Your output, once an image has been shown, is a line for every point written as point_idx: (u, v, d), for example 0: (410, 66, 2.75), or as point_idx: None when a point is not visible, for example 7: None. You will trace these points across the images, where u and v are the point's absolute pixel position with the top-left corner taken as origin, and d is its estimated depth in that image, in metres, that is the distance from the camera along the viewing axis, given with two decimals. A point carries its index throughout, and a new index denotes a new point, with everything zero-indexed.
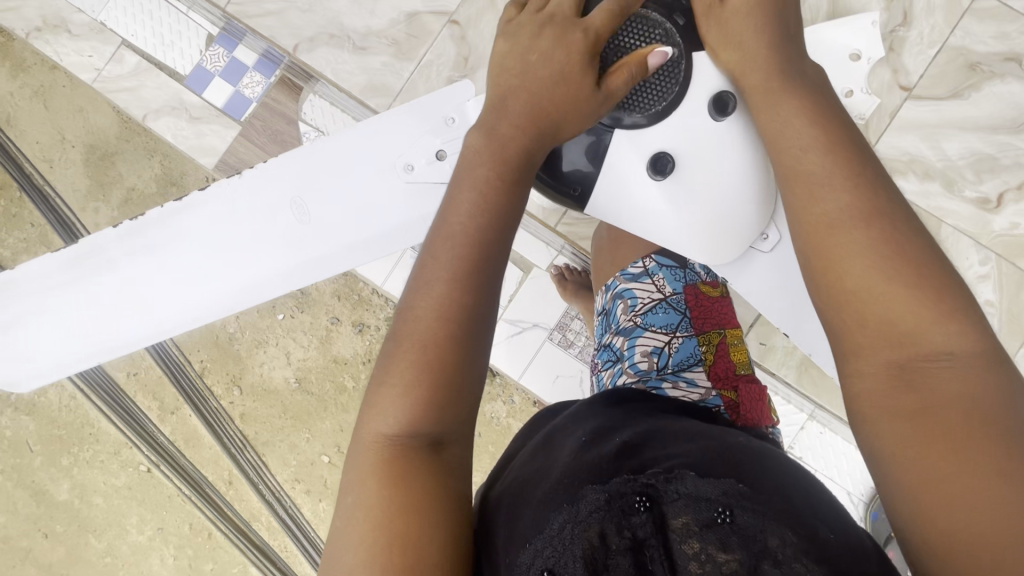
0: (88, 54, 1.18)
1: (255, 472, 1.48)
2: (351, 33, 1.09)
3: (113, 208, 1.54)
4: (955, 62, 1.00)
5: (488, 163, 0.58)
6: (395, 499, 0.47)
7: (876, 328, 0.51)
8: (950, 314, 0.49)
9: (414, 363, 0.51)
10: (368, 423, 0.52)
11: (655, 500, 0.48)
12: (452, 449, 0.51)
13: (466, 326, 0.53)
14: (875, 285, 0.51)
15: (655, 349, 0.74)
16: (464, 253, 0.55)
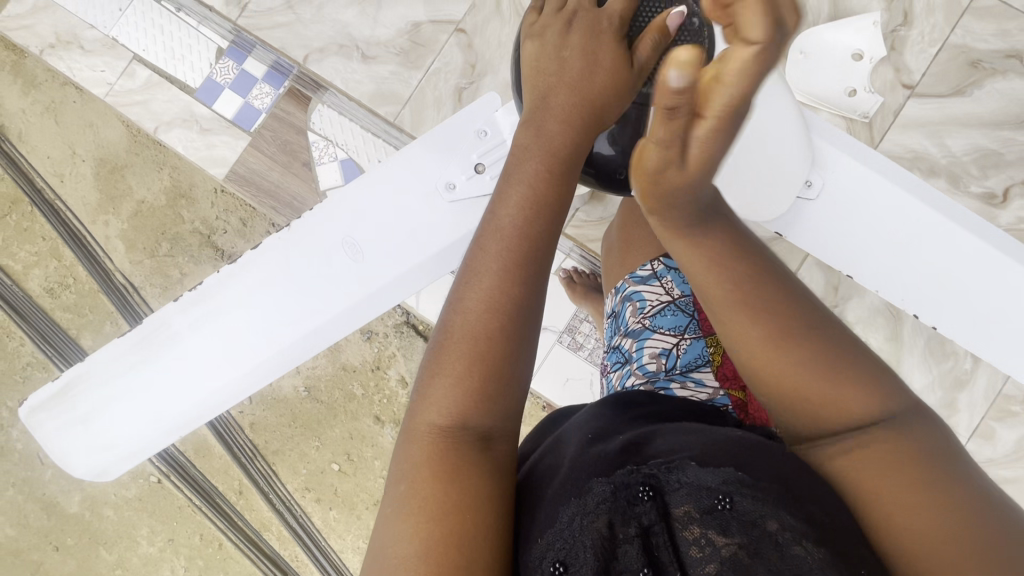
0: (100, 69, 1.21)
1: (266, 481, 1.48)
2: (359, 43, 1.11)
3: (123, 220, 1.55)
4: (957, 60, 1.01)
5: (537, 155, 0.58)
6: (449, 495, 0.47)
7: (782, 382, 0.51)
8: (839, 362, 0.50)
9: (468, 354, 0.51)
10: (419, 413, 0.51)
11: (658, 490, 0.48)
12: (500, 444, 0.51)
13: (518, 319, 0.53)
14: (771, 347, 0.51)
15: (663, 350, 0.75)
16: (515, 247, 0.54)
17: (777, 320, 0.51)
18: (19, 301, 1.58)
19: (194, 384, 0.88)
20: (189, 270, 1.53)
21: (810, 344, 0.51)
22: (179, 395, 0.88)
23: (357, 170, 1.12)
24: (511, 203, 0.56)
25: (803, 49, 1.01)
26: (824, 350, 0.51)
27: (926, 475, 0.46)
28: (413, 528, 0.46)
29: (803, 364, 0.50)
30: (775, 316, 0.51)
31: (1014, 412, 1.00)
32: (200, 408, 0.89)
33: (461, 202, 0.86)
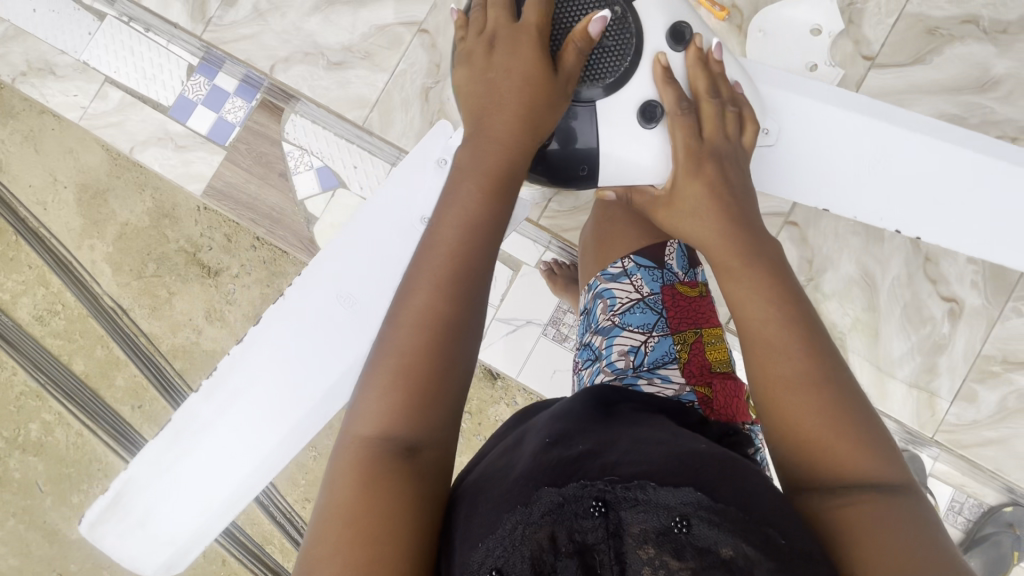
0: (73, 93, 1.21)
1: (266, 494, 1.48)
2: (325, 50, 1.12)
3: (108, 243, 1.56)
4: (915, 29, 1.02)
5: (472, 171, 0.62)
6: (366, 502, 0.49)
7: (789, 395, 0.55)
8: (842, 406, 0.54)
9: (395, 367, 0.54)
10: (352, 425, 0.54)
11: (610, 507, 0.48)
12: (428, 453, 0.53)
13: (448, 334, 0.56)
14: (788, 364, 0.56)
15: (631, 348, 0.76)
16: (445, 263, 0.58)
17: (807, 368, 0.55)
18: (9, 332, 1.58)
19: (247, 454, 0.86)
20: (177, 289, 1.53)
21: (830, 399, 0.54)
22: (233, 468, 0.86)
23: (333, 177, 1.13)
24: (443, 221, 0.60)
25: (761, 27, 1.02)
26: (832, 379, 0.55)
27: (898, 537, 0.47)
28: (328, 534, 0.48)
29: (816, 406, 0.54)
30: (806, 360, 0.56)
31: (996, 372, 1.00)
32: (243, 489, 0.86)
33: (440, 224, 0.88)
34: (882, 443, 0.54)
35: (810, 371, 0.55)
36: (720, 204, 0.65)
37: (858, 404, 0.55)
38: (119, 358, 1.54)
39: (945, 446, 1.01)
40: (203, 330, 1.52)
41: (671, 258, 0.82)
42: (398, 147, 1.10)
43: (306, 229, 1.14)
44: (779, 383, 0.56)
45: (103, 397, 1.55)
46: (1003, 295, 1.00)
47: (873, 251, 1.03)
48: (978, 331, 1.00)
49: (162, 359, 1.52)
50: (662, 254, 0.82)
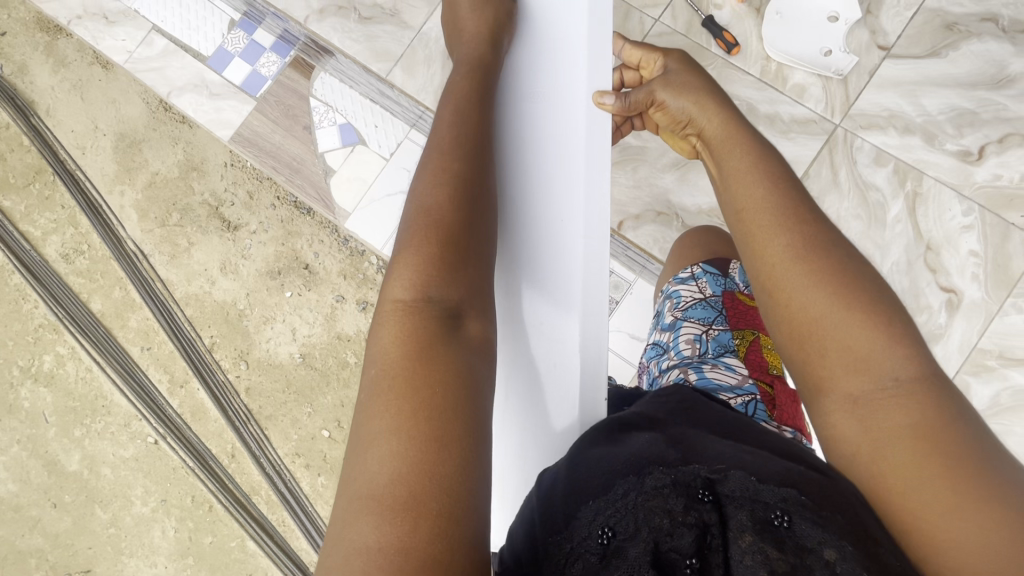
0: (122, 38, 1.29)
1: (257, 445, 1.51)
2: (357, 5, 1.18)
3: (137, 191, 1.62)
4: (933, 23, 1.04)
5: (464, 72, 0.65)
6: (419, 375, 0.46)
7: (790, 264, 0.52)
8: (836, 266, 0.51)
9: (424, 234, 0.52)
10: (388, 299, 0.50)
11: (716, 495, 0.46)
12: (471, 321, 0.51)
13: (468, 199, 0.55)
14: (774, 232, 0.53)
15: (696, 336, 0.79)
16: (462, 134, 0.58)
17: (793, 231, 0.52)
18: (36, 266, 1.65)
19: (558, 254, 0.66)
20: (197, 240, 1.59)
21: (828, 267, 0.51)
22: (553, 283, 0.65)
23: (354, 133, 1.17)
24: (444, 116, 0.60)
25: (779, 10, 1.06)
26: (818, 246, 0.52)
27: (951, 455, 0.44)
28: (380, 427, 0.44)
29: (817, 285, 0.50)
30: (782, 230, 0.53)
31: (990, 366, 0.98)
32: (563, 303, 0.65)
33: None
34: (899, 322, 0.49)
35: (794, 238, 0.52)
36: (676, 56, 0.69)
37: (851, 256, 0.52)
38: (135, 300, 1.59)
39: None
40: (216, 281, 1.57)
41: (734, 271, 0.87)
42: (420, 104, 1.15)
43: (323, 181, 1.18)
44: (782, 266, 0.52)
45: (115, 335, 1.60)
46: (1004, 290, 0.99)
47: (875, 236, 1.02)
48: (976, 324, 0.99)
49: (175, 305, 1.58)
50: (727, 267, 0.88)
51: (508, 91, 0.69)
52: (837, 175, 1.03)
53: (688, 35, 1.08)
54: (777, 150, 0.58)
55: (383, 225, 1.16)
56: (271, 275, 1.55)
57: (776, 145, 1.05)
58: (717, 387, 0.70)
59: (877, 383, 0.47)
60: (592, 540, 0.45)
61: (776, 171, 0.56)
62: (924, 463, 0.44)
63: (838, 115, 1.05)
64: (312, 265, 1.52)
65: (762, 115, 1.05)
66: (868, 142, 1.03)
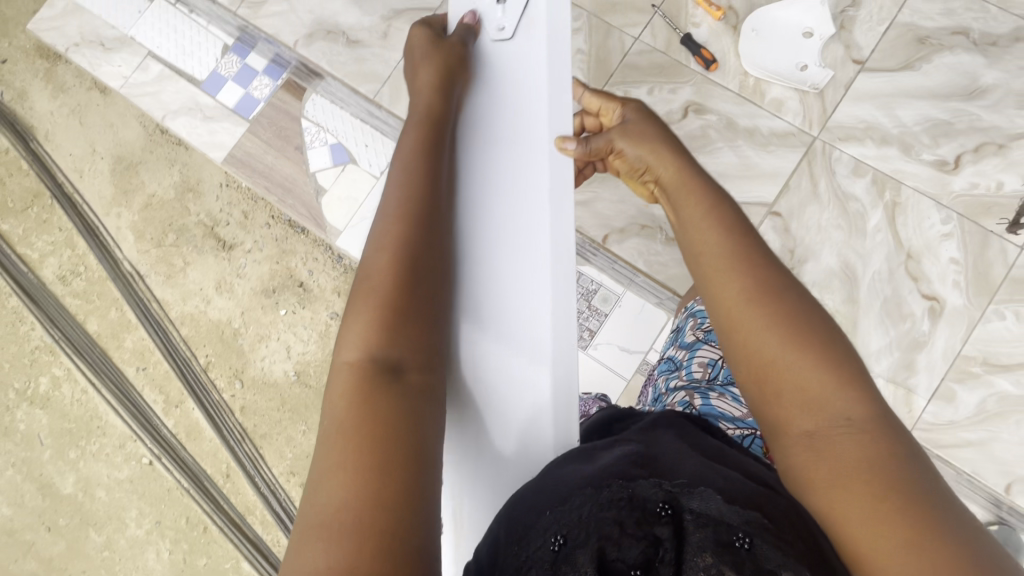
0: (118, 64, 1.32)
1: (252, 464, 1.51)
2: (345, 29, 1.20)
3: (134, 212, 1.64)
4: (905, 37, 1.06)
5: (415, 129, 0.65)
6: (357, 434, 0.46)
7: (744, 315, 0.52)
8: (786, 319, 0.51)
9: (371, 298, 0.53)
10: (339, 358, 0.51)
11: (676, 510, 0.45)
12: (414, 378, 0.51)
13: (413, 251, 0.55)
14: (726, 285, 0.53)
15: (711, 360, 0.75)
16: (413, 191, 0.58)
17: (745, 285, 0.53)
18: (33, 289, 1.67)
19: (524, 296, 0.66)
20: (192, 260, 1.60)
21: (778, 313, 0.51)
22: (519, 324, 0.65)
23: (345, 153, 1.19)
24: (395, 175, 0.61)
25: (754, 27, 1.08)
26: (768, 303, 0.52)
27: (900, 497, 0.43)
28: (328, 464, 0.45)
29: (770, 328, 0.50)
30: (734, 279, 0.53)
31: (976, 373, 0.99)
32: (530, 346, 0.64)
33: (521, 47, 0.74)
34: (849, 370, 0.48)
35: (750, 282, 0.53)
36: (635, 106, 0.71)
37: (803, 300, 0.52)
38: (130, 321, 1.60)
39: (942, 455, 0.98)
40: (211, 300, 1.58)
41: None
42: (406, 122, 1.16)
43: (314, 200, 1.20)
44: (737, 310, 0.52)
45: (111, 356, 1.61)
46: (985, 297, 1.00)
47: (856, 245, 1.03)
48: (959, 331, 1.00)
49: (171, 325, 1.59)
50: None
51: (471, 142, 0.71)
52: (816, 186, 1.05)
53: (667, 52, 1.11)
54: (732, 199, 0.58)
55: None
56: (266, 293, 1.56)
57: (757, 158, 1.07)
58: (719, 417, 0.67)
59: (830, 424, 0.47)
60: (545, 546, 0.44)
61: (730, 221, 0.57)
62: (878, 505, 0.43)
63: (816, 127, 1.07)
64: (306, 283, 1.54)
65: (742, 129, 1.07)
66: (846, 153, 1.05)
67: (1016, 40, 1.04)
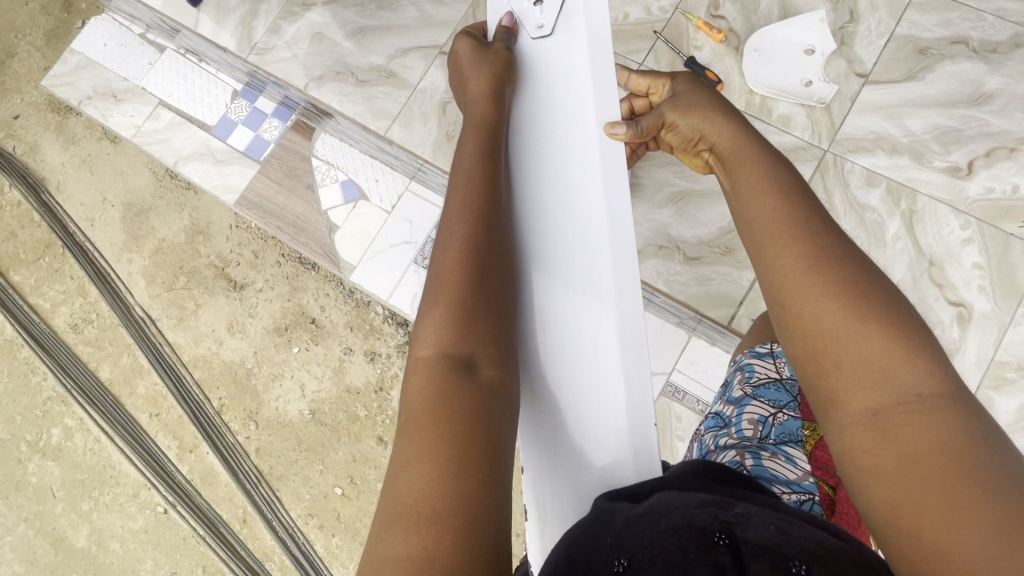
0: (130, 114, 1.35)
1: (269, 508, 1.48)
2: (354, 69, 1.19)
3: (145, 257, 1.65)
4: (906, 49, 1.08)
5: (471, 130, 0.65)
6: (435, 436, 0.45)
7: (805, 280, 0.49)
8: (854, 280, 0.48)
9: (449, 296, 0.52)
10: (416, 356, 0.51)
11: (733, 539, 0.41)
12: (488, 368, 0.51)
13: (480, 247, 0.55)
14: (786, 249, 0.51)
15: (760, 418, 0.70)
16: (473, 188, 0.59)
17: (807, 248, 0.50)
18: (45, 339, 1.66)
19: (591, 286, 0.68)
20: (204, 302, 1.60)
21: (838, 277, 0.48)
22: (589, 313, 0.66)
23: (356, 189, 1.21)
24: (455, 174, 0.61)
25: (756, 47, 1.10)
26: (832, 265, 0.49)
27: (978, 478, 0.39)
28: (408, 455, 0.45)
29: (832, 294, 0.48)
30: (796, 244, 0.51)
31: (1010, 378, 0.97)
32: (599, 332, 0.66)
33: (560, 45, 0.78)
34: (920, 340, 0.45)
35: (810, 246, 0.50)
36: (688, 77, 0.73)
37: (868, 271, 0.49)
38: (142, 366, 1.59)
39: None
40: (224, 341, 1.57)
41: None
42: (417, 156, 1.16)
43: (328, 237, 1.21)
44: (793, 278, 0.50)
45: (123, 403, 1.59)
46: (1012, 300, 0.99)
47: (876, 255, 1.03)
48: (990, 336, 0.98)
49: (183, 368, 1.58)
50: None
51: (521, 144, 0.73)
52: (831, 199, 1.05)
53: None
54: (789, 162, 0.58)
55: (388, 277, 1.17)
56: (279, 331, 1.55)
57: None
58: (773, 481, 0.62)
59: (899, 398, 0.43)
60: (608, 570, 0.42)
61: (787, 185, 0.55)
62: (949, 482, 0.39)
63: (825, 140, 1.07)
64: (318, 319, 1.53)
65: None
66: (857, 164, 1.06)
67: (1015, 46, 1.05)
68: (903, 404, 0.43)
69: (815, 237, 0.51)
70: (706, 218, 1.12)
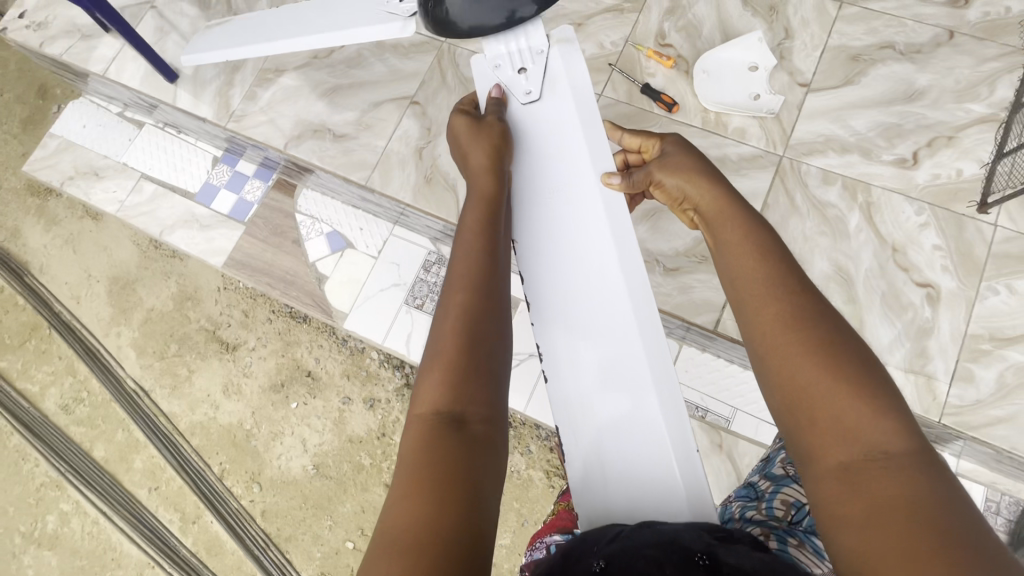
0: (113, 190, 1.38)
1: (280, 571, 1.44)
2: (331, 126, 1.24)
3: (134, 329, 1.65)
4: (840, 57, 1.17)
5: (475, 202, 0.70)
6: (428, 477, 0.47)
7: (789, 339, 0.54)
8: (832, 343, 0.53)
9: (447, 359, 0.55)
10: (415, 412, 0.54)
11: (714, 559, 0.44)
12: (477, 424, 0.52)
13: (477, 314, 0.58)
14: (769, 310, 0.56)
15: (795, 501, 0.69)
16: (474, 258, 0.63)
17: (789, 310, 0.55)
18: (36, 424, 1.63)
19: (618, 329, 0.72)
20: (197, 367, 1.59)
21: (817, 340, 0.53)
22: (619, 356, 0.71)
23: (341, 239, 1.24)
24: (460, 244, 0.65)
25: (704, 68, 1.18)
26: (812, 328, 0.54)
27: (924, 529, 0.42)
28: (403, 495, 0.47)
29: (809, 355, 0.52)
30: (779, 307, 0.56)
31: (986, 350, 1.01)
32: (632, 372, 0.69)
33: (550, 109, 0.83)
34: (892, 405, 0.50)
35: (787, 308, 0.55)
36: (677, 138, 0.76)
37: (845, 334, 0.54)
38: (138, 441, 1.57)
39: (988, 484, 1.03)
40: (220, 405, 1.56)
41: None
42: (398, 202, 1.19)
43: (318, 288, 1.23)
44: (774, 338, 0.54)
45: (121, 480, 1.56)
46: (975, 276, 1.04)
47: (844, 248, 1.08)
48: (960, 312, 1.03)
49: (180, 437, 1.55)
50: None
51: (529, 208, 0.79)
52: (793, 200, 1.11)
53: (630, 102, 1.20)
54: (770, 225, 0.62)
55: (381, 320, 1.19)
56: (275, 389, 1.55)
57: (732, 182, 1.13)
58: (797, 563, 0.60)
59: (866, 455, 0.48)
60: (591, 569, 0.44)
61: (768, 251, 0.60)
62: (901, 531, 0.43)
63: (780, 146, 1.14)
64: (314, 371, 1.53)
65: (713, 158, 1.14)
66: (813, 166, 1.12)
67: (938, 45, 1.14)
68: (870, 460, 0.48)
69: (798, 302, 0.56)
70: (681, 230, 1.17)
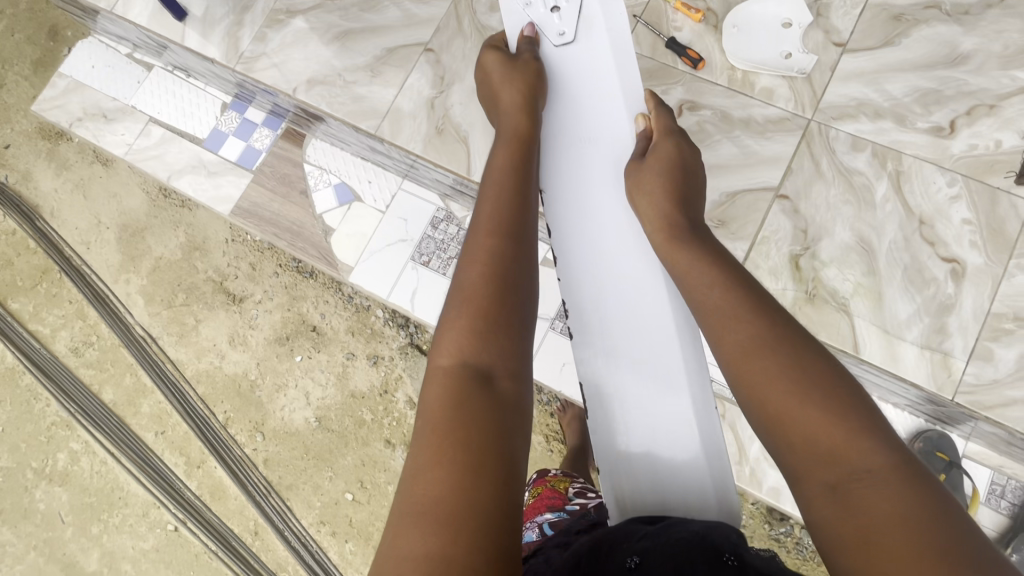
0: (121, 132, 1.36)
1: (281, 518, 1.48)
2: (341, 71, 1.19)
3: (142, 276, 1.65)
4: (880, 17, 1.10)
5: (507, 143, 0.71)
6: (451, 437, 0.46)
7: (759, 361, 0.52)
8: (803, 357, 0.52)
9: (473, 307, 0.54)
10: (435, 366, 0.52)
11: None
12: (504, 380, 0.51)
13: (505, 263, 0.57)
14: (739, 330, 0.55)
15: None
16: (499, 206, 0.62)
17: (758, 325, 0.54)
18: (47, 366, 1.66)
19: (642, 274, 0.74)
20: (204, 316, 1.60)
21: (786, 352, 0.52)
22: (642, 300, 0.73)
23: (349, 192, 1.22)
24: (491, 185, 0.66)
25: (735, 24, 1.12)
26: (788, 342, 0.53)
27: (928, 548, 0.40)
28: (428, 451, 0.46)
29: (782, 372, 0.51)
30: (747, 324, 0.55)
31: (1009, 330, 0.98)
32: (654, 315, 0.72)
33: (581, 54, 0.85)
34: (871, 422, 0.48)
35: (756, 331, 0.54)
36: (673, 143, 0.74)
37: (815, 353, 0.52)
38: (145, 386, 1.59)
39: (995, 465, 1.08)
40: (226, 355, 1.57)
41: None
42: (408, 152, 1.14)
43: (324, 240, 1.22)
44: (741, 358, 0.53)
45: (128, 423, 1.59)
46: (1005, 253, 1.00)
47: (867, 219, 1.04)
48: (985, 290, 0.99)
49: (186, 385, 1.57)
50: None
51: (558, 157, 0.81)
52: (818, 167, 1.07)
53: (653, 57, 1.15)
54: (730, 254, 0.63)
55: (387, 275, 1.18)
56: (280, 341, 1.55)
57: (755, 146, 1.09)
58: None
59: (852, 476, 0.46)
60: None
61: (730, 273, 0.60)
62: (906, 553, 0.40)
63: (809, 110, 1.09)
64: (319, 326, 1.53)
65: (736, 120, 1.10)
66: (842, 132, 1.07)
67: (988, 6, 1.07)
68: (851, 481, 0.45)
69: (767, 321, 0.54)
70: None
